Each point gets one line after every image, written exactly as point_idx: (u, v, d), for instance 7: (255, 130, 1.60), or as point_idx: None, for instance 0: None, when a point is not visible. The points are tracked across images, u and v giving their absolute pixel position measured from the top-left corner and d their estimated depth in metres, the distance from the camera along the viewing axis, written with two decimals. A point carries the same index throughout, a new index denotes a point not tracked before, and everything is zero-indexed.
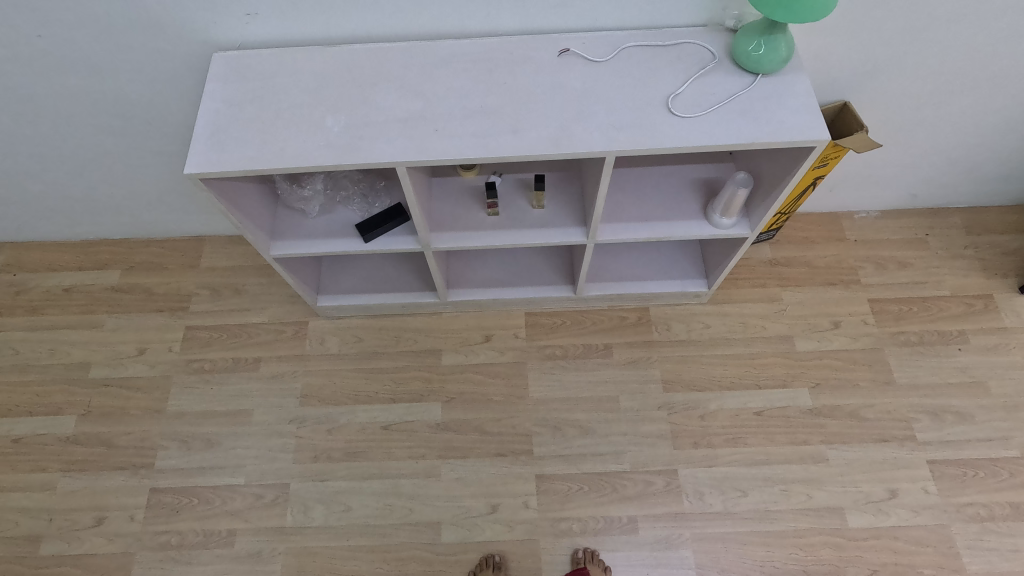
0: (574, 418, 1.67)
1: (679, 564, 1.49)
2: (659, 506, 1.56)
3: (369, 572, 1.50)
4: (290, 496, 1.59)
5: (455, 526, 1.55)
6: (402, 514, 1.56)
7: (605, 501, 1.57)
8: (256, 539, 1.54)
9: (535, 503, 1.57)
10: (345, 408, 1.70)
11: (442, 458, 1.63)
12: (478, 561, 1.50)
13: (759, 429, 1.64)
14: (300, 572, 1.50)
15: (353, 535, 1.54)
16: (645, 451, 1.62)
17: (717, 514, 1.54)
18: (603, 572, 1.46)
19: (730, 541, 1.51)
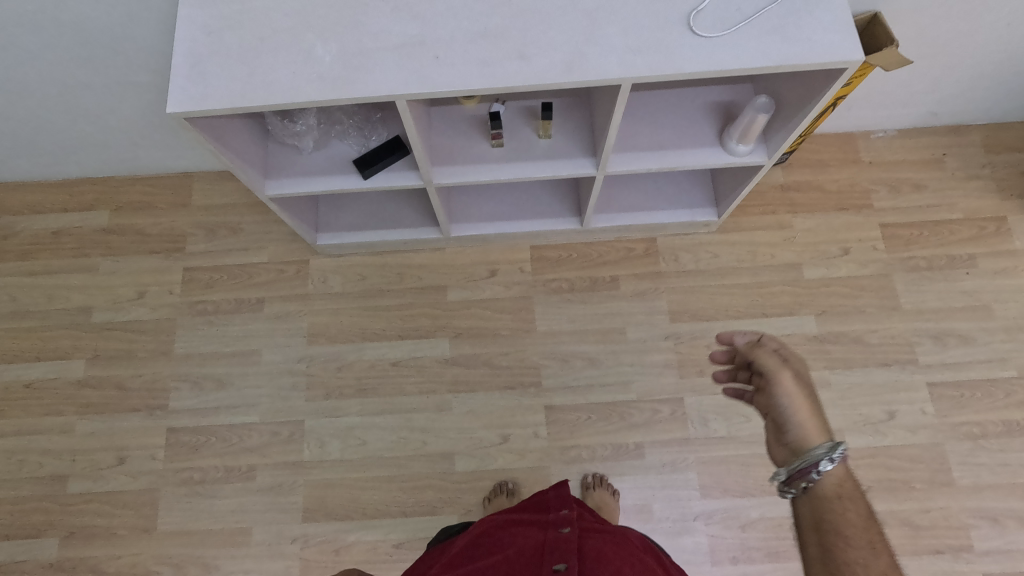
0: (582, 350, 1.68)
1: (684, 486, 1.56)
2: (664, 433, 1.60)
3: (387, 501, 1.57)
4: (305, 433, 1.63)
5: (468, 456, 1.60)
6: (416, 446, 1.61)
7: (613, 430, 1.61)
8: (276, 473, 1.60)
9: (544, 433, 1.61)
10: (353, 345, 1.70)
11: (452, 392, 1.65)
12: (492, 489, 1.56)
13: None
14: (321, 503, 1.57)
15: (370, 467, 1.60)
16: (652, 380, 1.65)
17: (721, 439, 1.59)
18: (612, 495, 1.53)
19: (733, 463, 1.57)
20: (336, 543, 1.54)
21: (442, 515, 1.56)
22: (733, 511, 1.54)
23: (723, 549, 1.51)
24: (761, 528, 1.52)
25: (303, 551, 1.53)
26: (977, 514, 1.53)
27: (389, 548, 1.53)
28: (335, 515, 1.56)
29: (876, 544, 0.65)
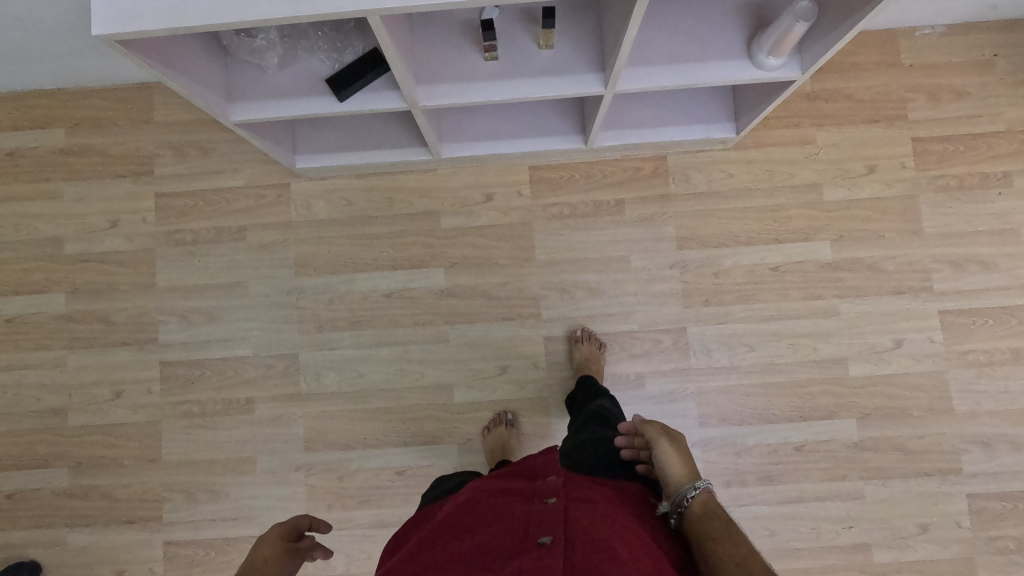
0: (583, 279, 1.61)
1: (683, 414, 1.56)
2: (665, 363, 1.58)
3: (387, 431, 1.58)
4: (301, 365, 1.60)
5: (466, 387, 1.59)
6: (414, 378, 1.59)
7: (613, 360, 1.58)
8: (275, 405, 1.59)
9: (544, 364, 1.59)
10: (343, 276, 1.62)
11: (449, 323, 1.60)
12: (493, 419, 1.56)
13: (773, 285, 1.59)
14: (321, 433, 1.58)
15: (368, 398, 1.59)
16: (655, 310, 1.59)
17: (723, 369, 1.57)
18: (598, 348, 1.56)
19: (733, 392, 1.57)
20: (339, 471, 1.58)
21: (442, 444, 1.57)
22: (730, 437, 1.56)
23: (717, 473, 1.55)
24: (756, 454, 1.55)
25: (308, 478, 1.57)
26: (970, 439, 1.54)
27: (391, 475, 1.57)
28: (336, 444, 1.58)
29: (733, 537, 0.81)
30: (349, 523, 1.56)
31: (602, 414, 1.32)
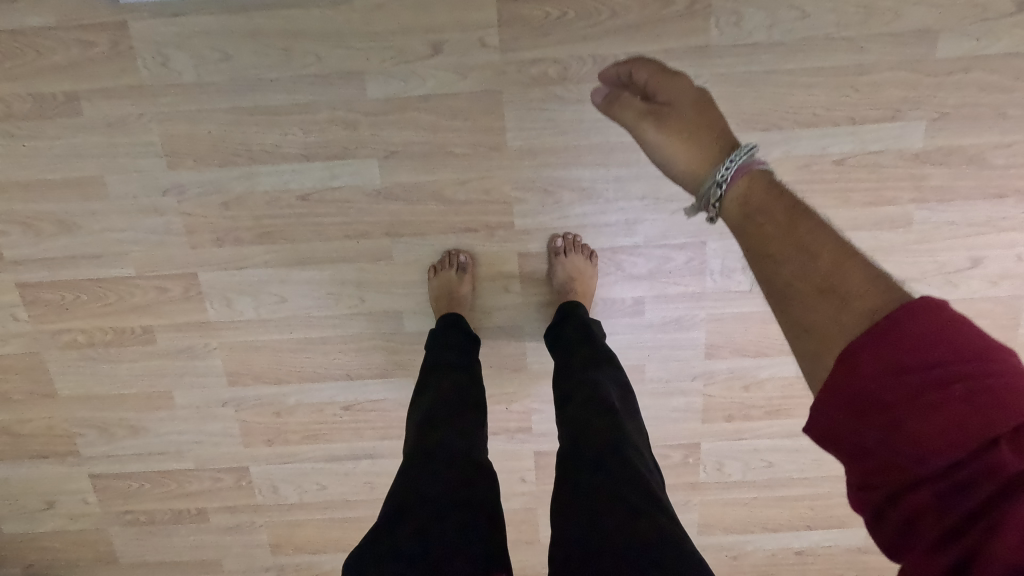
0: (573, 176, 1.16)
1: (688, 345, 1.28)
2: (674, 287, 1.23)
3: (326, 364, 1.30)
4: (203, 288, 1.24)
5: (419, 315, 1.26)
6: (352, 304, 1.25)
7: (607, 282, 1.24)
8: (181, 335, 1.27)
9: (517, 287, 1.24)
10: (238, 170, 1.16)
11: (391, 236, 1.20)
12: (441, 262, 1.21)
13: (832, 186, 1.16)
14: (246, 366, 1.30)
15: (297, 327, 1.27)
16: (668, 219, 1.18)
17: (745, 293, 1.24)
18: (587, 260, 1.18)
19: (753, 320, 1.26)
20: (276, 406, 1.33)
21: (395, 378, 1.31)
22: (740, 370, 1.30)
23: (718, 408, 1.33)
24: (768, 388, 1.32)
25: (240, 413, 1.34)
26: None
27: (338, 410, 1.34)
28: (267, 379, 1.31)
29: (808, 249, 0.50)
30: (296, 457, 1.38)
31: (599, 399, 0.94)
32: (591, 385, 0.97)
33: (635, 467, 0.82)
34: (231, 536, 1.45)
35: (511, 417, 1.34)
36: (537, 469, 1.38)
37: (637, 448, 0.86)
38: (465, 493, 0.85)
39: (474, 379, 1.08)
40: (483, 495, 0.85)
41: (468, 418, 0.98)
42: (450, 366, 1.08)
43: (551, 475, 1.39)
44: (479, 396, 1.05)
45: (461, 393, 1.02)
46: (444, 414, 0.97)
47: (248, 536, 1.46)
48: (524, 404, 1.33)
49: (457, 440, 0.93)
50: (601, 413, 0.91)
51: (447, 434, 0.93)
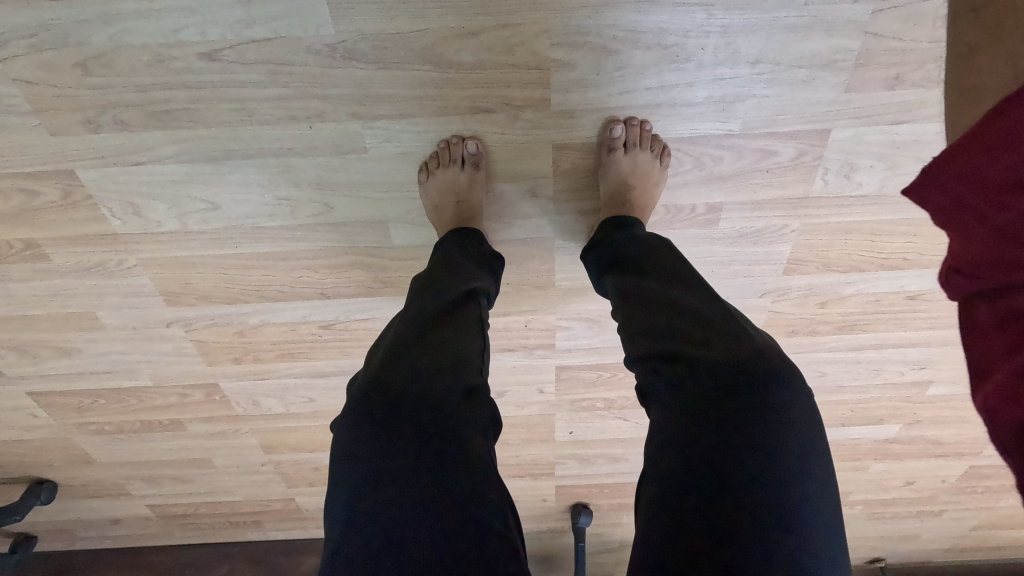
0: (650, 25, 0.75)
1: (765, 260, 0.98)
2: (767, 190, 0.89)
3: (290, 282, 0.99)
4: (90, 192, 0.85)
5: (410, 226, 0.92)
6: (316, 211, 0.89)
7: (676, 183, 0.88)
8: (80, 251, 0.92)
9: (547, 192, 0.88)
10: (89, 8, 0.72)
11: (361, 120, 0.81)
12: (436, 155, 0.84)
13: None
14: (183, 285, 0.98)
15: (240, 240, 0.92)
16: (782, 97, 0.80)
17: (862, 198, 0.90)
18: (655, 157, 0.83)
19: (858, 232, 0.95)
20: (235, 326, 1.06)
21: (383, 297, 1.01)
22: (822, 286, 1.03)
23: (783, 323, 1.09)
24: (849, 304, 1.06)
25: (192, 334, 1.07)
26: None
27: (314, 329, 1.07)
28: (216, 299, 1.01)
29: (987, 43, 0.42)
30: (272, 374, 1.15)
31: (686, 353, 0.64)
32: (668, 329, 0.67)
33: (766, 451, 0.56)
34: (214, 440, 1.31)
35: (530, 334, 1.10)
36: (557, 382, 1.19)
37: (763, 408, 0.58)
38: (474, 548, 0.57)
39: (466, 318, 0.76)
40: (501, 545, 0.58)
41: (460, 395, 0.67)
42: (435, 305, 0.75)
43: (573, 387, 1.20)
44: (475, 344, 0.74)
45: (450, 356, 0.70)
46: (419, 402, 0.65)
47: (234, 440, 1.31)
48: (549, 323, 1.08)
49: (449, 454, 0.62)
50: (686, 379, 0.63)
51: (428, 447, 0.62)
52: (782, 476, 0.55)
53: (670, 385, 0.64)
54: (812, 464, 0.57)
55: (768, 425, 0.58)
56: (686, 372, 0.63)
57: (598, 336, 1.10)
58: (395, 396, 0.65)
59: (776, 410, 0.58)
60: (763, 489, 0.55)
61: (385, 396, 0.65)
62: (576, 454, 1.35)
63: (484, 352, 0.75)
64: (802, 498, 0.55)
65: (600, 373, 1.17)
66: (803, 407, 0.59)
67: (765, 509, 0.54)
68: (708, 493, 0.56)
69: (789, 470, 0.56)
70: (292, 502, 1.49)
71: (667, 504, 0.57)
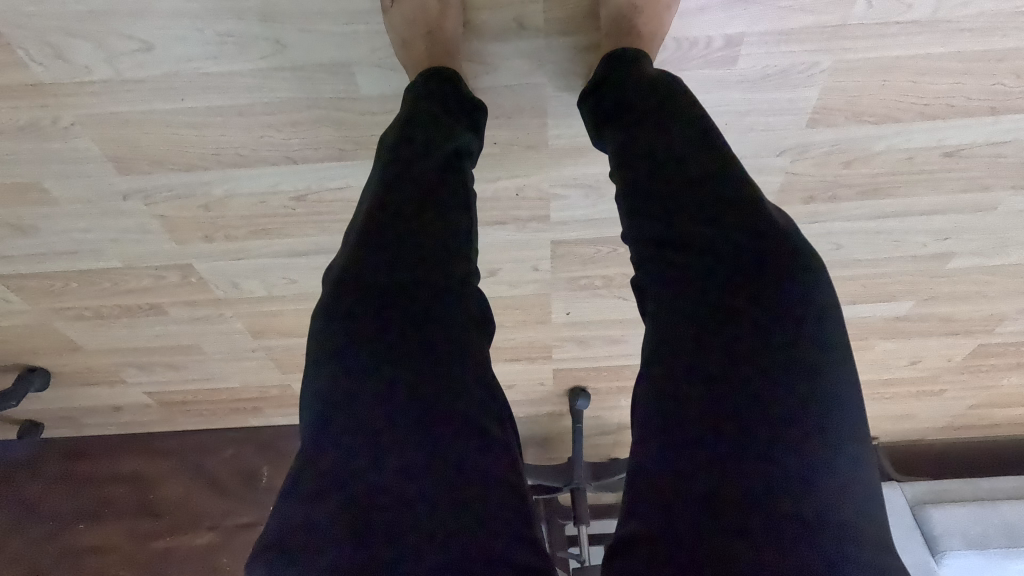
0: None
1: (790, 108, 0.85)
2: (798, 16, 0.77)
3: (251, 144, 0.88)
4: (2, 29, 0.74)
5: (380, 71, 0.80)
6: (269, 51, 0.77)
7: (692, 8, 0.77)
8: (6, 107, 0.82)
9: (538, 22, 0.76)
10: None
11: None
12: None
13: None
14: (133, 149, 0.88)
15: (187, 91, 0.81)
16: None
17: (910, 26, 0.78)
18: None
19: (899, 69, 0.82)
20: (199, 198, 0.97)
21: (357, 161, 0.90)
22: (850, 141, 0.91)
23: (800, 188, 0.98)
24: (876, 164, 0.95)
25: (154, 208, 0.98)
26: None
27: (286, 202, 0.97)
28: (172, 166, 0.91)
29: None
30: (248, 253, 1.08)
31: (695, 244, 0.57)
32: (687, 222, 0.58)
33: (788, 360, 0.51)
34: (200, 325, 1.27)
35: (522, 205, 1.00)
36: (553, 259, 1.10)
37: (774, 303, 0.53)
38: (465, 457, 0.52)
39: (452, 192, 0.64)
40: (497, 454, 0.53)
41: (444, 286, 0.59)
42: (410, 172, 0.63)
43: (570, 264, 1.12)
44: (462, 223, 0.64)
45: (434, 240, 0.61)
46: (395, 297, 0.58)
47: (220, 325, 1.27)
48: (542, 191, 0.98)
49: (432, 353, 0.56)
50: (706, 281, 0.55)
51: (408, 346, 0.56)
52: (789, 373, 0.51)
53: (673, 280, 0.57)
54: (823, 360, 0.51)
55: (778, 321, 0.52)
56: (695, 266, 0.56)
57: (597, 206, 1.00)
58: (367, 291, 0.57)
59: (788, 305, 0.53)
60: (768, 388, 0.50)
61: (356, 290, 0.57)
62: (574, 336, 1.30)
63: (472, 233, 0.65)
64: (810, 394, 0.50)
65: (599, 248, 1.08)
66: (819, 304, 0.53)
67: (774, 409, 0.50)
68: (719, 401, 0.51)
69: (795, 367, 0.51)
70: (288, 388, 1.48)
71: (660, 408, 0.52)
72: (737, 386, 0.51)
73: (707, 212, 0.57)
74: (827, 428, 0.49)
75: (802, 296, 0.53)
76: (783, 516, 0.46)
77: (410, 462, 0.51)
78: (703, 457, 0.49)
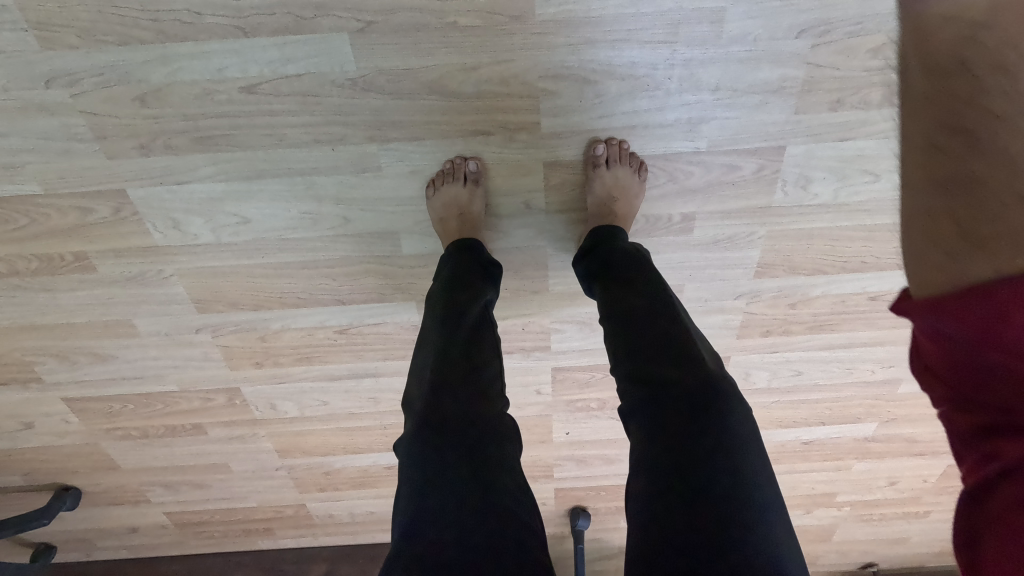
0: (622, 60, 0.89)
1: (738, 263, 1.09)
2: (734, 200, 1.01)
3: (311, 289, 1.09)
4: (137, 207, 0.98)
5: (420, 236, 1.03)
6: (335, 224, 1.01)
7: (653, 194, 1.01)
8: (124, 262, 1.04)
9: (540, 204, 1.01)
10: (150, 51, 0.86)
11: (377, 141, 0.94)
12: (442, 173, 0.97)
13: None
14: (214, 293, 1.09)
15: (269, 251, 1.04)
16: (745, 120, 0.94)
17: (820, 208, 1.03)
18: (633, 171, 0.96)
19: (818, 237, 1.06)
20: (258, 331, 1.16)
21: (395, 303, 1.11)
22: (790, 287, 1.13)
23: (757, 323, 1.18)
24: (816, 305, 1.16)
25: (218, 339, 1.17)
26: None
27: (331, 334, 1.16)
28: (243, 306, 1.11)
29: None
30: (290, 377, 1.25)
31: (674, 369, 0.73)
32: (665, 352, 0.75)
33: (747, 455, 0.65)
34: (233, 444, 1.39)
35: (527, 337, 1.19)
36: (554, 383, 1.28)
37: (730, 410, 0.68)
38: (513, 540, 0.61)
39: (481, 336, 0.82)
40: (535, 538, 0.63)
41: (480, 404, 0.73)
42: (450, 322, 0.80)
43: (569, 387, 1.28)
44: (495, 361, 0.80)
45: (478, 369, 0.77)
46: (446, 418, 0.70)
47: (252, 444, 1.39)
48: (545, 325, 1.18)
49: (481, 453, 0.68)
50: (685, 396, 0.70)
51: (459, 455, 0.67)
52: (742, 462, 0.64)
53: (650, 406, 0.72)
54: (758, 446, 0.67)
55: (727, 422, 0.67)
56: (668, 393, 0.71)
57: (591, 339, 1.20)
58: (422, 415, 0.70)
59: (732, 410, 0.68)
60: (729, 475, 0.63)
61: (411, 418, 0.71)
62: (573, 455, 1.42)
63: (500, 366, 0.81)
64: (759, 476, 0.64)
65: (593, 373, 1.26)
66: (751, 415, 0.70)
67: (745, 491, 0.62)
68: (705, 491, 0.62)
69: (744, 456, 0.65)
70: (303, 507, 1.56)
71: (648, 507, 0.65)
72: (719, 475, 0.63)
73: (682, 347, 0.74)
74: (780, 505, 0.63)
75: (740, 402, 0.69)
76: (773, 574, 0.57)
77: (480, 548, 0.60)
78: (703, 537, 0.59)
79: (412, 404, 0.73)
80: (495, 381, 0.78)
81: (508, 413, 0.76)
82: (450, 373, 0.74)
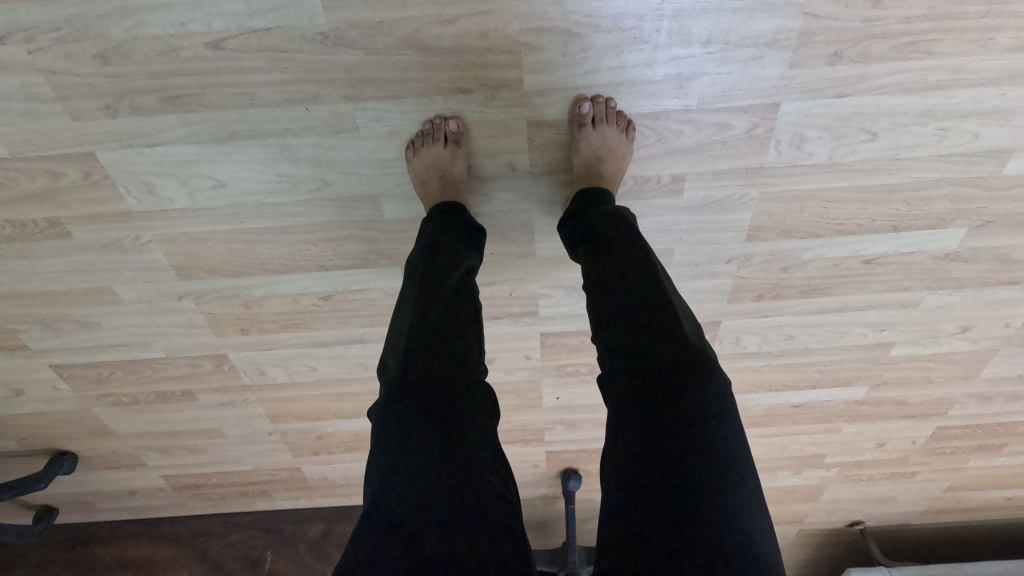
0: (607, 11, 0.85)
1: (729, 226, 1.06)
2: (725, 161, 0.98)
3: (293, 255, 1.07)
4: (108, 171, 0.95)
5: (401, 199, 1.01)
6: (314, 188, 0.98)
7: (641, 155, 0.98)
8: (99, 228, 1.01)
9: (524, 166, 0.98)
10: (108, 4, 0.82)
11: (353, 100, 0.90)
12: (422, 133, 0.93)
13: (945, 24, 0.87)
14: (193, 259, 1.07)
15: (247, 216, 1.01)
16: (737, 75, 0.90)
17: (814, 169, 1.00)
18: (621, 131, 0.92)
19: (812, 199, 1.03)
20: (241, 298, 1.14)
21: (378, 268, 1.09)
22: (783, 252, 1.11)
23: (748, 288, 1.17)
24: (809, 269, 1.14)
25: (201, 306, 1.16)
26: None
27: (316, 300, 1.15)
28: (224, 273, 1.10)
29: None
30: (277, 344, 1.24)
31: (654, 339, 0.71)
32: (646, 321, 0.73)
33: (721, 427, 0.65)
34: (224, 410, 1.40)
35: (515, 303, 1.18)
36: (542, 348, 1.27)
37: (707, 381, 0.67)
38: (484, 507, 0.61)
39: (460, 302, 0.80)
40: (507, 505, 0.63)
41: (456, 372, 0.71)
42: (428, 287, 0.78)
43: (558, 353, 1.28)
44: (473, 327, 0.78)
45: (454, 336, 0.75)
46: (420, 387, 0.68)
47: (243, 410, 1.40)
48: (532, 291, 1.16)
49: (455, 421, 0.67)
50: (663, 365, 0.69)
51: (433, 424, 0.66)
52: (718, 436, 0.64)
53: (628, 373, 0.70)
54: (732, 418, 0.66)
55: (705, 396, 0.66)
56: (648, 362, 0.70)
57: (579, 304, 1.18)
58: (397, 381, 0.69)
59: (709, 381, 0.67)
60: (702, 446, 0.63)
61: (386, 384, 0.70)
62: (563, 419, 1.43)
63: (479, 332, 0.79)
64: (732, 447, 0.64)
65: (582, 339, 1.25)
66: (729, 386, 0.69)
67: (716, 461, 0.62)
68: (677, 459, 0.62)
69: (721, 431, 0.64)
70: (297, 471, 1.58)
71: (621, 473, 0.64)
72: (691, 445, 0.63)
73: (664, 316, 0.72)
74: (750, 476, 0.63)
75: (719, 374, 0.68)
76: (738, 547, 0.57)
77: (452, 518, 0.60)
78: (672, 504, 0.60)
79: (388, 369, 0.72)
80: (474, 348, 0.76)
81: (486, 379, 0.74)
82: (426, 339, 0.73)
